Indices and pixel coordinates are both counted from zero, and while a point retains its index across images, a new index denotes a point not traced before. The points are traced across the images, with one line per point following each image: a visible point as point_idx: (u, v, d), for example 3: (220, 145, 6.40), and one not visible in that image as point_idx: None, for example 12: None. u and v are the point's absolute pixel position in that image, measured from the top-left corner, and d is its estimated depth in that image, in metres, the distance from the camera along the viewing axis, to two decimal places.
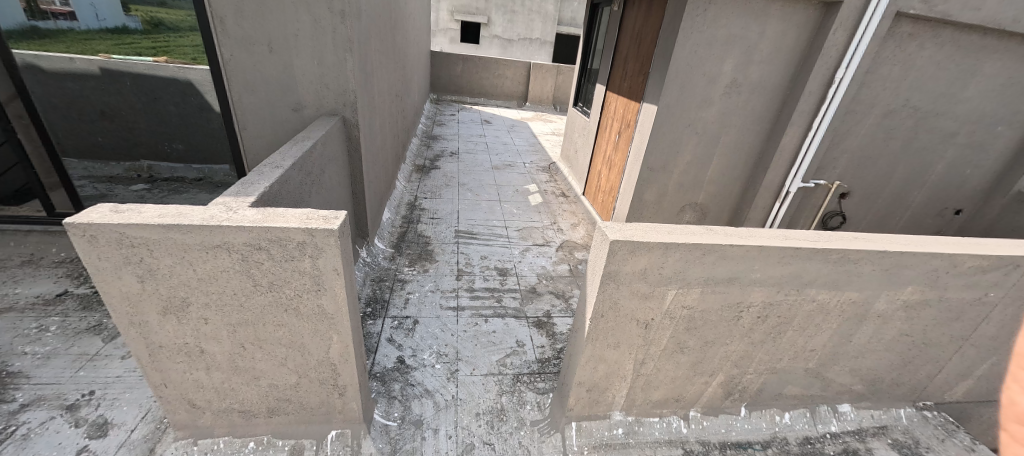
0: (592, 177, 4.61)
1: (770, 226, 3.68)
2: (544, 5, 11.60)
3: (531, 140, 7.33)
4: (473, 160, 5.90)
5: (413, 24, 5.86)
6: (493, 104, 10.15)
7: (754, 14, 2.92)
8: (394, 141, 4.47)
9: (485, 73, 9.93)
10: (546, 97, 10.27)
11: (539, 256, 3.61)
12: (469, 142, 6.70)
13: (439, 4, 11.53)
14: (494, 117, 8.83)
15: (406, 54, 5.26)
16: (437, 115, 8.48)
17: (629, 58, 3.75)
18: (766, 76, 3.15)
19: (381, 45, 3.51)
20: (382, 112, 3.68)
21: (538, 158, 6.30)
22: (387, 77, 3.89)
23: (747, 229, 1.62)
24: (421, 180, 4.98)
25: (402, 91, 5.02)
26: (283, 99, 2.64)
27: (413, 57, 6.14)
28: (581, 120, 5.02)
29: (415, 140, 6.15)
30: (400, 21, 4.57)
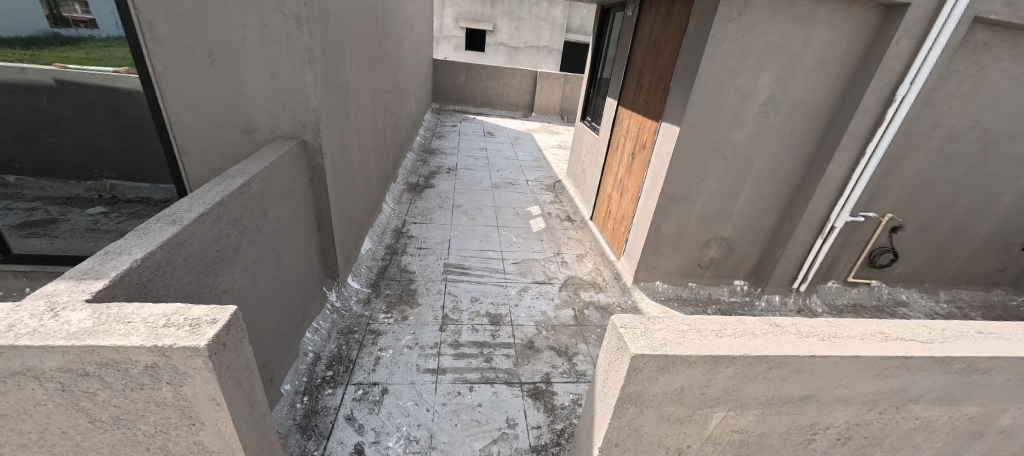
0: (601, 201, 4.11)
1: (810, 265, 3.17)
2: (552, 12, 11.21)
3: (535, 154, 6.88)
4: (471, 177, 5.44)
5: (409, 31, 5.46)
6: (497, 114, 9.73)
7: (799, 19, 2.42)
8: (381, 159, 4.03)
9: (489, 82, 9.52)
10: (552, 106, 9.83)
11: (538, 298, 3.12)
12: (469, 157, 6.26)
13: (443, 11, 11.19)
14: (498, 129, 8.40)
15: (399, 63, 4.84)
16: (437, 126, 8.08)
17: (645, 70, 3.27)
18: (810, 93, 2.65)
19: (361, 55, 3.07)
20: (362, 130, 3.24)
21: (542, 176, 5.83)
22: (371, 90, 3.45)
23: (825, 326, 1.14)
24: (412, 201, 4.53)
25: (393, 104, 4.59)
26: (232, 120, 2.19)
27: (409, 65, 5.73)
28: (590, 137, 4.54)
29: (410, 155, 5.72)
30: (390, 27, 4.15)
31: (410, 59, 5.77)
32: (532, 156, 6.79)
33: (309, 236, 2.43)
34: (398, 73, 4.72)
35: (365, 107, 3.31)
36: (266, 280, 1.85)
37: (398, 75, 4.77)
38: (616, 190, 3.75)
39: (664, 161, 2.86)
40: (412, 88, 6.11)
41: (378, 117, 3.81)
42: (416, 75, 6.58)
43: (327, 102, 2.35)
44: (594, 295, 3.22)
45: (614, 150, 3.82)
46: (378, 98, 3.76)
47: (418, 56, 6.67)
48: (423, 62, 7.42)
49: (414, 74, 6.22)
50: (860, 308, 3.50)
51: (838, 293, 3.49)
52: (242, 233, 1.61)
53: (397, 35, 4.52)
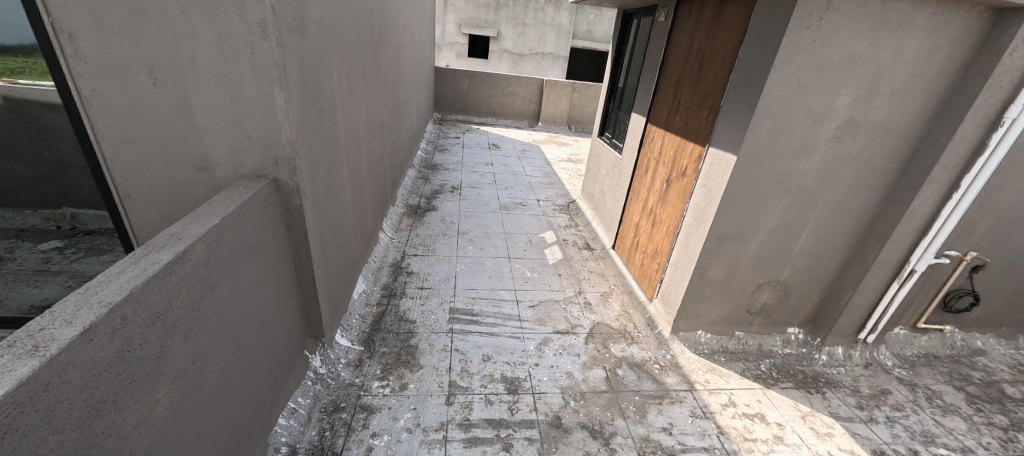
0: (626, 230, 3.64)
1: (880, 313, 2.70)
2: (558, 17, 10.82)
3: (544, 169, 6.41)
4: (478, 196, 4.97)
5: (409, 39, 5.01)
6: (502, 124, 9.29)
7: (891, 25, 1.96)
8: (378, 184, 3.56)
9: (494, 90, 9.09)
10: (559, 116, 9.40)
11: (562, 353, 2.63)
12: (474, 173, 5.80)
13: (445, 17, 10.77)
14: (503, 140, 7.96)
15: (399, 74, 4.39)
16: (439, 138, 7.63)
17: (683, 85, 2.81)
18: (895, 115, 2.19)
19: (353, 68, 2.62)
20: (355, 154, 2.78)
21: (554, 194, 5.37)
22: (366, 107, 3.00)
23: None
24: (412, 227, 4.06)
25: (392, 119, 4.13)
26: (183, 155, 1.73)
27: (410, 75, 5.28)
28: (610, 156, 4.07)
29: (410, 173, 5.26)
30: (388, 35, 3.70)
31: (411, 68, 5.32)
32: (542, 171, 6.33)
33: (286, 293, 1.96)
34: (397, 85, 4.28)
35: (359, 127, 2.86)
36: (218, 373, 1.38)
37: (397, 87, 4.31)
38: (645, 219, 3.28)
39: (713, 194, 2.39)
40: (412, 100, 5.66)
41: (375, 137, 3.35)
42: (417, 85, 6.12)
43: (307, 130, 1.89)
44: (626, 348, 2.73)
45: (642, 173, 3.35)
46: (374, 115, 3.30)
47: (419, 65, 6.24)
48: (424, 71, 6.97)
49: (414, 85, 5.77)
50: (933, 358, 3.01)
51: (907, 342, 3.01)
52: (174, 325, 1.15)
53: (395, 43, 4.07)
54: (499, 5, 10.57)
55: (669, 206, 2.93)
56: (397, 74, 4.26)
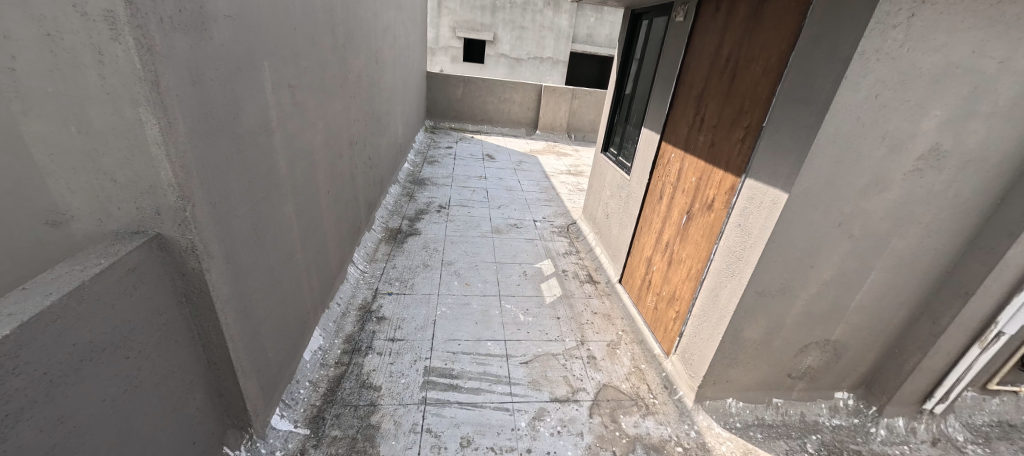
0: (636, 264, 3.12)
1: (953, 381, 2.19)
2: (558, 21, 10.37)
3: (542, 183, 5.91)
4: (467, 217, 4.46)
5: (392, 43, 4.52)
6: (498, 132, 8.79)
7: (1002, 26, 1.47)
8: (346, 210, 3.06)
9: (489, 97, 8.61)
10: (558, 124, 8.91)
11: (561, 432, 2.11)
12: (465, 189, 5.29)
13: (440, 20, 10.29)
14: (499, 151, 7.46)
15: (378, 82, 3.90)
16: (430, 148, 7.13)
17: (708, 98, 2.31)
18: (993, 142, 1.69)
19: (304, 77, 2.12)
20: (310, 182, 2.28)
21: (552, 214, 4.86)
22: (327, 124, 2.51)
23: None
24: (389, 257, 3.54)
25: (369, 133, 3.64)
26: (27, 204, 1.23)
27: (394, 82, 4.80)
28: (616, 176, 3.57)
29: (394, 190, 4.75)
30: (361, 38, 3.22)
31: (395, 75, 4.84)
32: (539, 185, 5.82)
33: (189, 384, 1.45)
34: (375, 95, 3.79)
35: (316, 148, 2.36)
36: None
37: (375, 97, 3.82)
38: (659, 255, 2.77)
39: (752, 239, 1.88)
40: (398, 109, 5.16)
41: (341, 158, 2.85)
42: (404, 93, 5.64)
43: (210, 164, 1.37)
44: (640, 423, 2.21)
45: (656, 200, 2.84)
46: (341, 130, 2.81)
47: (407, 71, 5.76)
48: (413, 77, 6.48)
49: (400, 92, 5.28)
50: (1008, 428, 2.49)
51: (977, 408, 2.50)
52: None
53: (372, 45, 3.57)
54: (495, 8, 10.12)
55: (689, 244, 2.42)
56: (375, 82, 3.77)
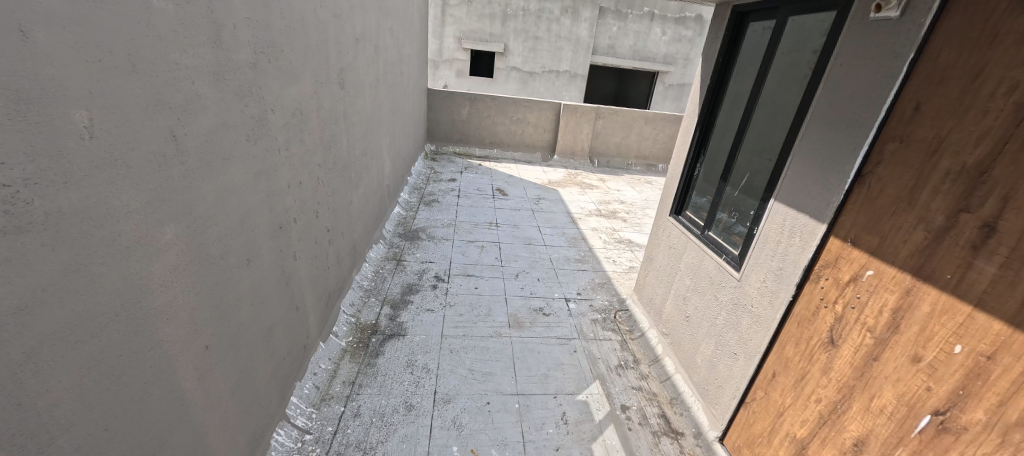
0: (762, 432, 1.83)
1: None
2: (576, 30, 9.19)
3: (568, 232, 4.63)
4: (473, 298, 3.19)
5: (373, 57, 3.33)
6: (509, 157, 7.57)
7: None
8: (274, 337, 1.82)
9: (499, 117, 7.41)
10: (579, 148, 7.68)
11: None
12: (470, 246, 4.02)
13: (443, 29, 9.12)
14: (511, 183, 6.21)
15: (346, 114, 2.69)
16: (428, 181, 5.89)
17: (1006, 182, 1.05)
18: None
19: (94, 151, 0.91)
20: (130, 369, 1.04)
21: (588, 285, 3.57)
22: (204, 220, 1.29)
23: None
24: (352, 387, 2.27)
25: (328, 193, 2.42)
26: None
27: (377, 108, 3.60)
28: (704, 262, 2.30)
29: (373, 254, 3.50)
30: (308, 53, 2.02)
31: (379, 99, 3.65)
32: (565, 236, 4.54)
33: None
34: (341, 133, 2.59)
35: (161, 282, 1.13)
36: None
37: (341, 137, 2.61)
38: (835, 454, 1.47)
39: None
40: (384, 142, 3.95)
41: (255, 262, 1.61)
42: (395, 119, 4.44)
43: None
44: None
45: (818, 344, 1.56)
46: (253, 214, 1.59)
47: (399, 92, 4.57)
48: (409, 96, 5.28)
49: (387, 119, 4.06)
50: None
51: None
52: None
53: (332, 62, 2.37)
54: (506, 15, 8.96)
55: None
56: (340, 117, 2.56)
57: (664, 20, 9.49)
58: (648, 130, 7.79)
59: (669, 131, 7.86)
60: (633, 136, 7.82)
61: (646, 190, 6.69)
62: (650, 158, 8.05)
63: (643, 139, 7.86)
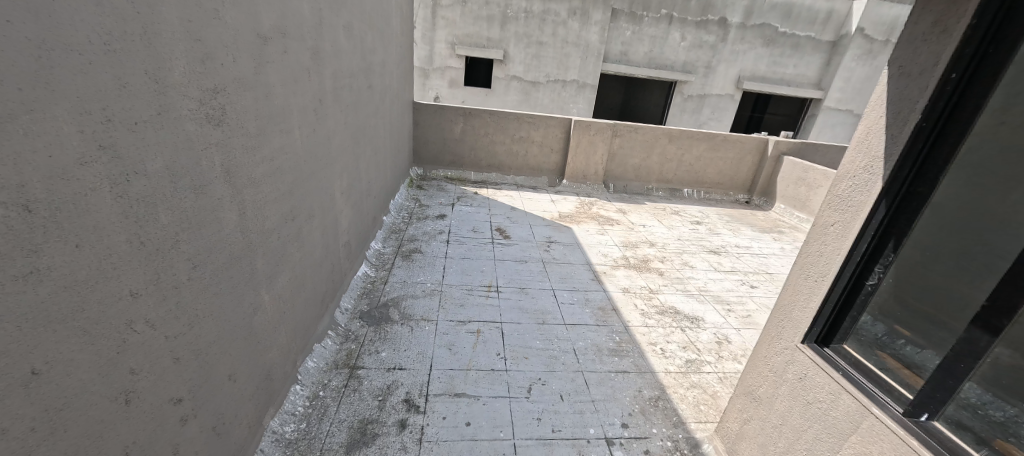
0: None
1: None
2: (585, 34, 8.07)
3: (592, 300, 3.45)
4: (465, 449, 2.00)
5: (313, 65, 2.21)
6: (510, 183, 6.42)
7: None
8: None
9: (499, 135, 6.27)
10: (592, 170, 6.54)
11: None
12: (461, 332, 2.83)
13: (434, 33, 7.99)
14: (515, 219, 5.05)
15: (240, 168, 1.55)
16: (411, 218, 4.71)
17: None
18: None
19: None
20: None
21: (636, 405, 2.39)
22: None
23: None
24: None
25: (185, 325, 1.28)
26: None
27: (325, 140, 2.47)
28: None
29: (311, 364, 2.30)
30: (78, 63, 0.89)
31: (329, 127, 2.53)
32: (589, 306, 3.36)
33: None
34: (225, 203, 1.46)
35: None
36: None
37: (227, 208, 1.48)
38: None
39: None
40: (340, 185, 2.82)
41: None
42: (361, 148, 3.31)
43: None
44: None
45: None
46: None
47: (367, 112, 3.45)
48: (385, 114, 4.17)
49: (346, 152, 2.93)
50: None
51: None
52: None
53: (191, 79, 1.25)
54: (506, 18, 7.86)
55: None
56: (223, 175, 1.43)
57: (684, 23, 8.37)
58: (672, 150, 6.67)
59: (697, 151, 6.73)
60: (654, 157, 6.70)
61: (676, 225, 5.52)
62: (674, 182, 6.91)
63: (666, 160, 6.73)
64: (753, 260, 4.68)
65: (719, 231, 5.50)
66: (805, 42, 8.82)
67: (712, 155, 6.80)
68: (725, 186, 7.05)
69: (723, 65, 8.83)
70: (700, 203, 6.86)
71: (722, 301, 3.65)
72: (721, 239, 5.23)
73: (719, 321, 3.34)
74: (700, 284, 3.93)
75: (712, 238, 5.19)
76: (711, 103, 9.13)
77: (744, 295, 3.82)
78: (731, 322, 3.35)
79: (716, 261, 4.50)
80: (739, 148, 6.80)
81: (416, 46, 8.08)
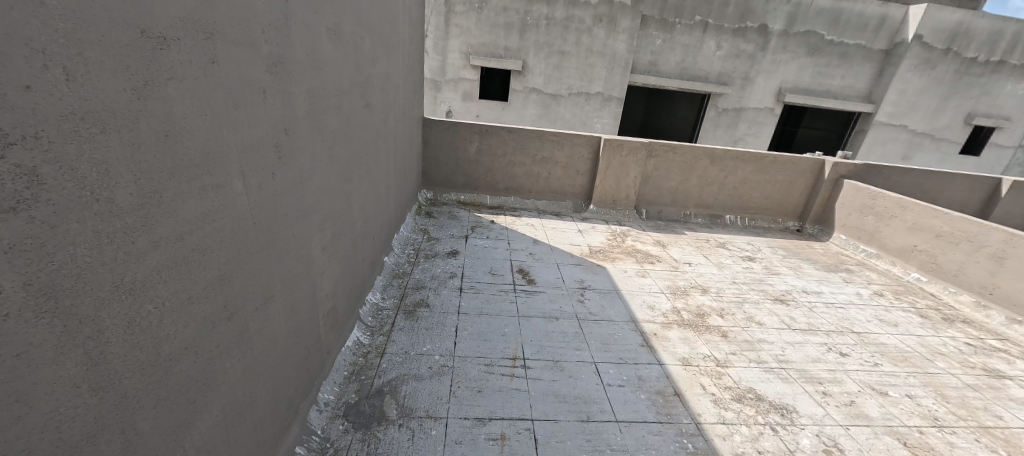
0: None
1: None
2: (611, 43, 7.38)
3: (646, 380, 2.66)
4: None
5: (272, 82, 1.51)
6: (530, 208, 5.70)
7: None
8: None
9: (519, 155, 5.57)
10: (623, 195, 5.78)
11: None
12: (481, 441, 2.08)
13: (447, 42, 7.37)
14: (539, 257, 4.30)
15: (89, 275, 0.84)
16: (419, 256, 4.00)
17: None
18: None
19: None
20: None
21: None
22: None
23: None
24: None
25: None
26: None
27: (296, 185, 1.77)
28: None
29: None
30: None
31: (304, 165, 1.83)
32: (644, 390, 2.57)
33: None
34: (34, 360, 0.75)
35: None
36: None
37: (46, 362, 0.77)
38: None
39: None
40: (322, 239, 2.12)
41: None
42: (355, 183, 2.62)
43: None
44: None
45: None
46: None
47: (364, 136, 2.75)
48: (388, 136, 3.48)
49: (333, 192, 2.24)
50: None
51: None
52: None
53: None
54: (526, 26, 7.22)
55: None
56: (27, 306, 0.73)
57: (720, 31, 7.63)
58: (714, 173, 5.88)
59: (743, 173, 5.93)
60: (693, 179, 5.91)
61: (726, 263, 4.72)
62: (716, 207, 6.11)
63: (707, 183, 5.95)
64: (830, 312, 3.85)
65: (777, 270, 4.68)
66: (853, 52, 7.99)
67: (759, 178, 6.00)
68: (773, 212, 6.23)
69: (763, 77, 8.03)
70: (745, 232, 6.02)
71: (811, 378, 2.86)
72: (783, 281, 4.41)
73: (817, 414, 2.54)
74: (776, 350, 3.13)
75: (773, 281, 4.37)
76: (748, 117, 8.33)
77: (835, 368, 3.00)
78: (832, 415, 2.55)
79: (786, 315, 3.69)
80: (791, 170, 5.99)
81: (427, 56, 7.47)
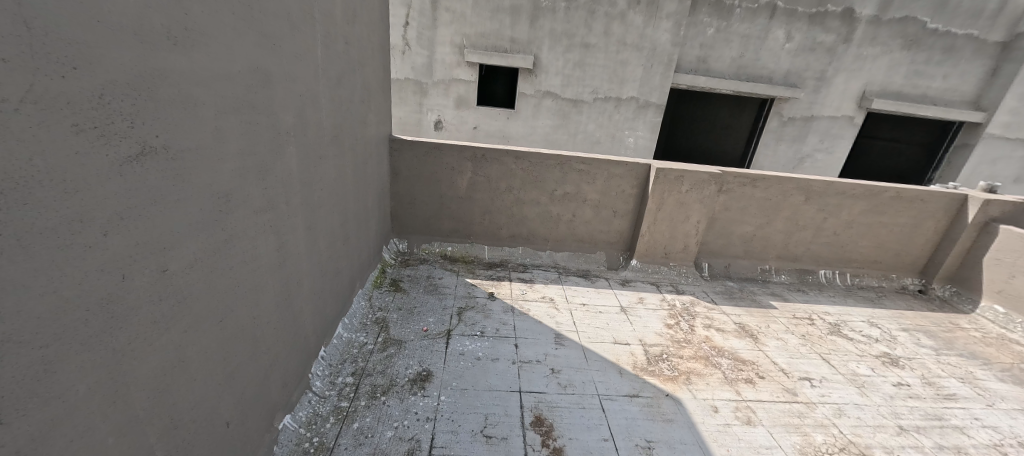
0: None
1: None
2: (651, 33, 5.63)
3: None
4: None
5: None
6: (546, 266, 3.96)
7: None
8: None
9: (531, 192, 3.85)
10: (680, 246, 4.02)
11: None
12: None
13: (436, 32, 5.65)
14: (568, 378, 2.57)
15: None
16: (359, 390, 2.28)
17: None
18: None
19: None
20: None
21: None
22: None
23: None
24: None
25: None
26: None
27: None
28: None
29: None
30: None
31: None
32: None
33: None
34: None
35: None
36: None
37: None
38: None
39: None
40: None
41: None
42: (57, 389, 0.87)
43: None
44: None
45: None
46: None
47: (127, 236, 1.00)
48: (279, 197, 1.75)
49: None
50: None
51: None
52: None
53: None
54: (539, 10, 5.49)
55: None
56: None
57: (792, 16, 5.84)
58: (810, 213, 4.12)
59: (849, 214, 4.16)
60: (780, 223, 4.14)
61: (863, 374, 2.96)
62: (806, 260, 4.35)
63: (797, 228, 4.18)
64: None
65: (946, 389, 2.91)
66: (962, 44, 6.18)
67: (871, 221, 4.22)
68: (885, 266, 4.46)
69: (842, 77, 6.25)
70: (851, 296, 4.23)
71: None
72: (971, 420, 2.65)
73: None
74: None
75: (957, 420, 2.63)
76: (820, 128, 6.55)
77: None
78: None
79: None
80: (916, 210, 4.22)
81: (410, 50, 5.75)
